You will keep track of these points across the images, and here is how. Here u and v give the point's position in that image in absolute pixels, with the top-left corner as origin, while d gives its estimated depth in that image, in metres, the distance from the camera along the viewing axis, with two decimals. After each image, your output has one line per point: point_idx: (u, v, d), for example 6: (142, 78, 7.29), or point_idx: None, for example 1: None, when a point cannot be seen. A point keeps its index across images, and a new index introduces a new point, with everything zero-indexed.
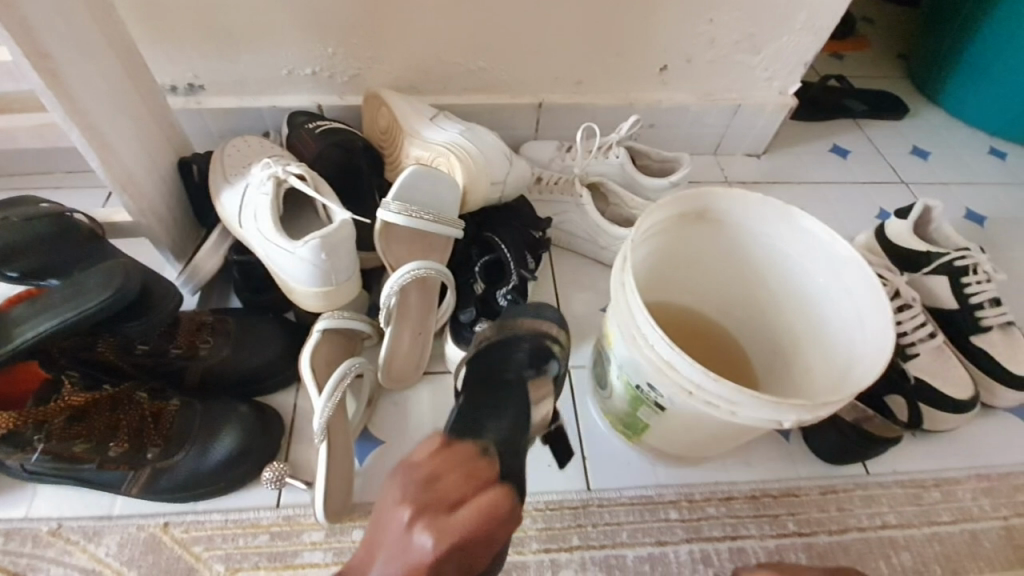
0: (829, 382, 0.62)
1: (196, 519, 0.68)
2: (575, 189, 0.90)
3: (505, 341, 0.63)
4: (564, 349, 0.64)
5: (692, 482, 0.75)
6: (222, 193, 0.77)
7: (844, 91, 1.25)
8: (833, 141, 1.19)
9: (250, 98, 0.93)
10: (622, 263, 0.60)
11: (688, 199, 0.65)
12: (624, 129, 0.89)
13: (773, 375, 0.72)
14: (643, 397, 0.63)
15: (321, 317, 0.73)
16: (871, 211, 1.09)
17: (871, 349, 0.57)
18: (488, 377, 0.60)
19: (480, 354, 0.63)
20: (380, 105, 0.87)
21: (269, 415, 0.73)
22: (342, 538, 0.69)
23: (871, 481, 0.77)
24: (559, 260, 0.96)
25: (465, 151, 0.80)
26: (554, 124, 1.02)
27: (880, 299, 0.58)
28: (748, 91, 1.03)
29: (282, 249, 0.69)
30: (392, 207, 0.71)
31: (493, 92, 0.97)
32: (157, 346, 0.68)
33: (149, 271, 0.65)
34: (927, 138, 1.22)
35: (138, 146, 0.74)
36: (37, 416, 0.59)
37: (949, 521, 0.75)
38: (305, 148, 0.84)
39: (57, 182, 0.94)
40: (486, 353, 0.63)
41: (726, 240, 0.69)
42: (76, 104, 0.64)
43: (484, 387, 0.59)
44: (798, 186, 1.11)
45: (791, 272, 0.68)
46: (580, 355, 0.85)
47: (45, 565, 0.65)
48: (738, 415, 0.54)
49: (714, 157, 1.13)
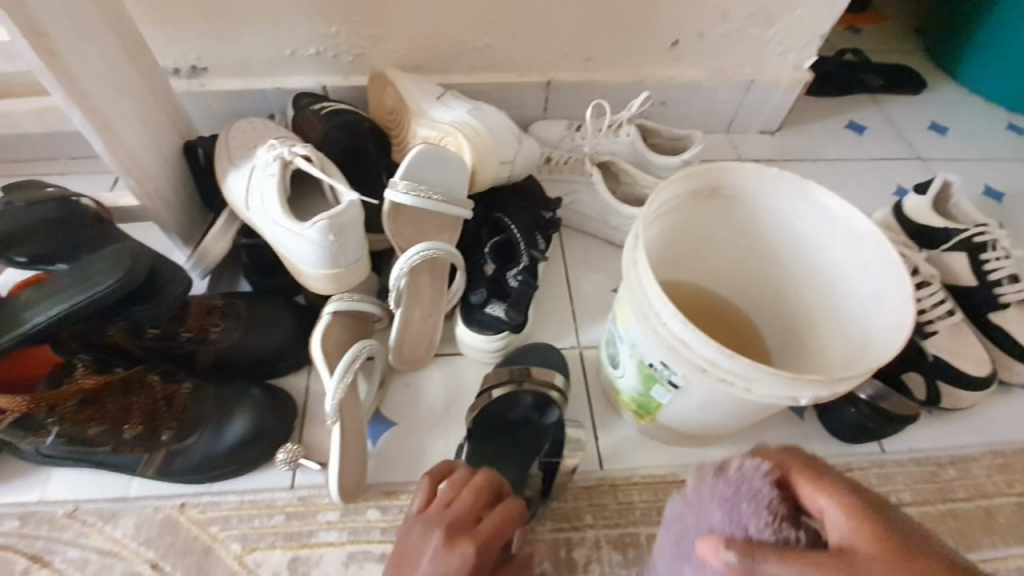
0: (846, 359, 0.62)
1: (212, 500, 0.69)
2: (585, 168, 0.88)
3: (511, 395, 0.71)
4: (563, 398, 0.71)
5: (705, 461, 0.75)
6: (228, 176, 0.76)
7: (859, 66, 1.22)
8: (848, 118, 1.17)
9: (254, 80, 0.92)
10: (634, 241, 0.59)
11: (702, 174, 0.63)
12: (635, 106, 0.88)
13: (787, 354, 0.71)
14: (657, 375, 0.63)
15: (331, 299, 0.72)
16: (887, 189, 1.06)
17: (890, 325, 0.56)
18: (497, 426, 0.72)
19: (485, 411, 0.71)
20: (386, 85, 0.86)
21: (282, 398, 0.73)
22: (356, 517, 0.69)
23: (886, 460, 0.77)
24: (570, 241, 0.95)
25: (473, 130, 0.79)
26: (562, 103, 1.00)
27: (900, 273, 0.57)
28: (761, 66, 1.00)
29: (290, 231, 0.68)
30: (400, 188, 0.71)
31: (500, 70, 0.96)
32: (166, 330, 0.69)
33: (157, 254, 0.64)
34: (945, 113, 1.19)
35: (141, 129, 0.73)
36: (48, 400, 0.60)
37: (963, 497, 0.75)
38: (310, 130, 0.83)
39: (62, 168, 0.94)
40: (491, 406, 0.71)
41: (741, 216, 0.68)
42: (76, 85, 0.63)
43: (493, 434, 0.72)
44: (812, 164, 1.08)
45: (807, 248, 0.67)
46: (592, 336, 0.85)
47: (63, 547, 0.65)
48: (754, 392, 0.53)
49: (726, 135, 1.11)
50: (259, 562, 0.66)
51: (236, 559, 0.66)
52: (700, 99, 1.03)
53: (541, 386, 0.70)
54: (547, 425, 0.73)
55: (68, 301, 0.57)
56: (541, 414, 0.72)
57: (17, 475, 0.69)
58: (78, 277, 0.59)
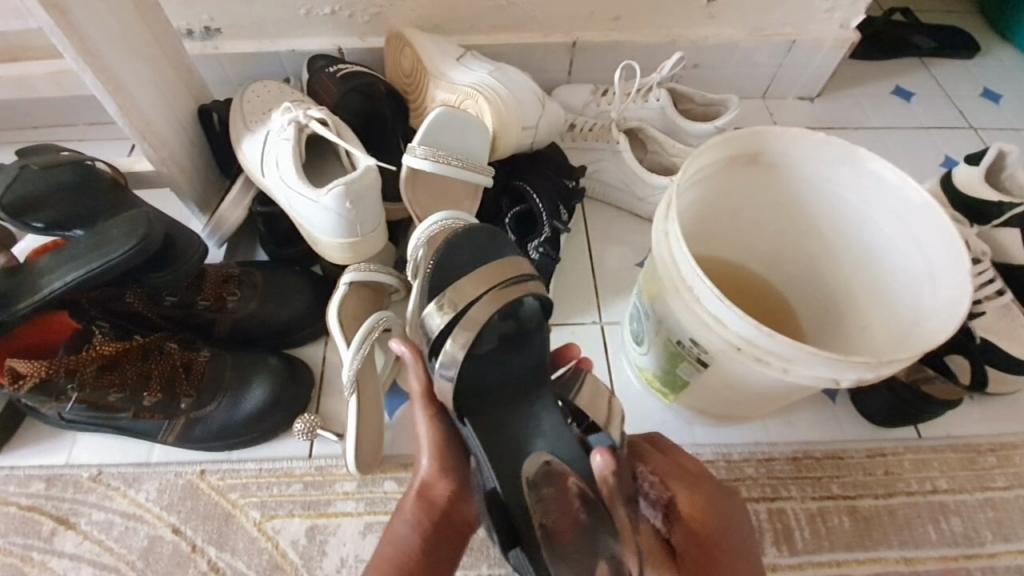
0: (892, 340, 0.58)
1: (232, 467, 0.69)
2: (611, 135, 0.84)
3: (502, 326, 0.51)
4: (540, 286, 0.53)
5: (730, 441, 0.72)
6: (243, 142, 0.74)
7: (910, 26, 1.13)
8: (895, 83, 1.09)
9: (268, 42, 0.88)
10: (666, 210, 0.56)
11: (743, 138, 0.60)
12: (666, 69, 0.83)
13: (823, 334, 0.68)
14: (684, 353, 0.60)
15: (347, 269, 0.70)
16: (935, 159, 1.00)
17: (945, 305, 0.53)
18: (503, 381, 0.54)
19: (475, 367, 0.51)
20: (402, 46, 0.82)
21: (300, 367, 0.73)
22: (374, 488, 0.69)
23: (923, 445, 0.73)
24: (592, 212, 0.91)
25: (494, 92, 0.75)
26: (588, 66, 0.95)
27: (958, 250, 0.53)
28: (805, 25, 0.93)
29: (306, 198, 0.66)
30: (418, 152, 0.68)
31: (523, 31, 0.91)
32: (184, 298, 0.68)
33: (173, 221, 0.63)
34: (1001, 78, 1.10)
35: (154, 91, 0.71)
36: (68, 365, 0.60)
37: (1003, 486, 0.71)
38: (326, 96, 0.80)
39: (80, 134, 0.92)
40: (481, 364, 0.52)
41: (781, 185, 0.65)
42: (87, 44, 0.61)
43: (495, 399, 0.54)
44: (853, 132, 1.02)
45: (853, 221, 0.64)
46: (614, 312, 0.82)
47: (87, 509, 0.67)
48: (791, 372, 0.51)
49: (763, 101, 1.05)
50: (277, 530, 0.66)
51: (255, 526, 0.66)
52: (735, 61, 0.97)
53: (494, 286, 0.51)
54: (534, 320, 0.53)
55: (85, 267, 0.56)
56: (517, 316, 0.52)
57: (43, 439, 0.70)
58: (94, 243, 0.58)
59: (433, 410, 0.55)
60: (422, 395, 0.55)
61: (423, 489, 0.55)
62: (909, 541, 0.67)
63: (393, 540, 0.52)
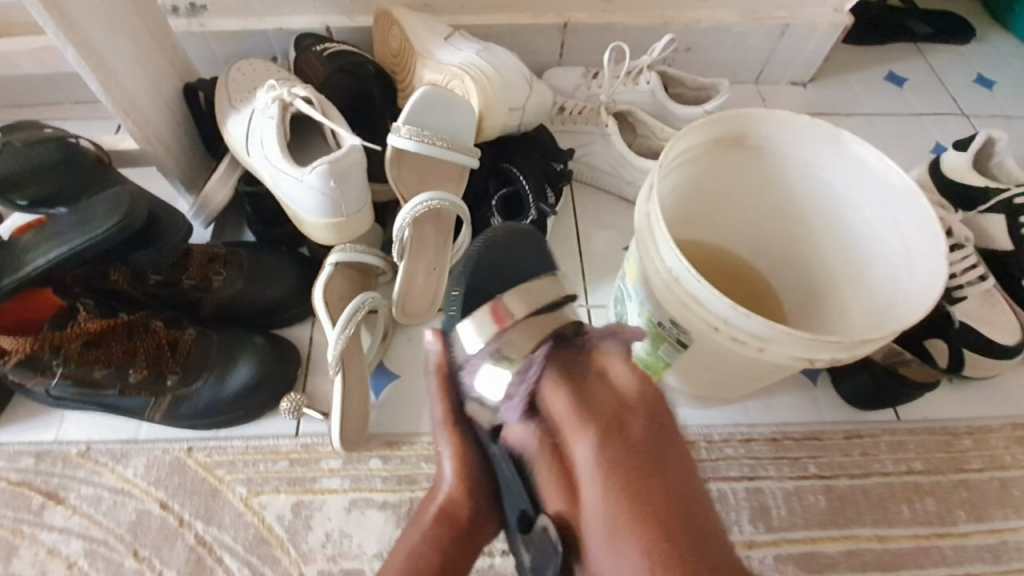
0: (869, 321, 0.59)
1: (219, 445, 0.70)
2: (600, 118, 0.83)
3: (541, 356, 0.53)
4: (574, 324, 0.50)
5: (711, 422, 0.73)
6: (228, 120, 0.74)
7: (906, 10, 1.12)
8: (889, 69, 1.08)
9: (255, 19, 0.87)
10: (648, 192, 0.56)
11: (726, 121, 0.60)
12: (657, 51, 0.82)
13: (805, 317, 0.68)
14: (665, 334, 0.61)
15: (333, 250, 0.71)
16: (926, 146, 1.00)
17: (921, 287, 0.54)
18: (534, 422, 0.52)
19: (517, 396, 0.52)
20: (390, 25, 0.81)
21: (285, 346, 0.74)
22: (359, 466, 0.70)
23: (900, 428, 0.74)
24: (581, 196, 0.91)
25: (481, 72, 0.74)
26: (580, 48, 0.94)
27: (936, 234, 0.54)
28: (799, 8, 0.92)
29: (290, 177, 0.66)
30: (402, 132, 0.68)
31: (515, 11, 0.89)
32: (169, 276, 0.68)
33: (156, 199, 0.63)
34: (996, 64, 1.10)
35: (138, 67, 0.71)
36: (53, 341, 0.61)
37: (977, 468, 0.72)
38: (311, 71, 0.79)
39: (66, 113, 0.92)
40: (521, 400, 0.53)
41: (765, 169, 0.65)
42: (68, 18, 0.60)
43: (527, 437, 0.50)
44: (845, 118, 1.02)
45: (836, 205, 0.64)
46: (600, 295, 0.82)
47: (76, 484, 0.68)
48: (766, 352, 0.52)
49: (755, 86, 1.04)
50: (263, 505, 0.67)
51: (241, 501, 0.67)
52: (728, 44, 0.96)
53: (536, 312, 0.49)
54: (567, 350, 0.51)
55: (68, 244, 0.56)
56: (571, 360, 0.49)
57: (30, 415, 0.71)
58: (76, 220, 0.58)
59: (458, 433, 0.50)
60: (448, 410, 0.50)
61: (445, 505, 0.49)
62: (883, 519, 0.69)
63: (412, 552, 0.48)
